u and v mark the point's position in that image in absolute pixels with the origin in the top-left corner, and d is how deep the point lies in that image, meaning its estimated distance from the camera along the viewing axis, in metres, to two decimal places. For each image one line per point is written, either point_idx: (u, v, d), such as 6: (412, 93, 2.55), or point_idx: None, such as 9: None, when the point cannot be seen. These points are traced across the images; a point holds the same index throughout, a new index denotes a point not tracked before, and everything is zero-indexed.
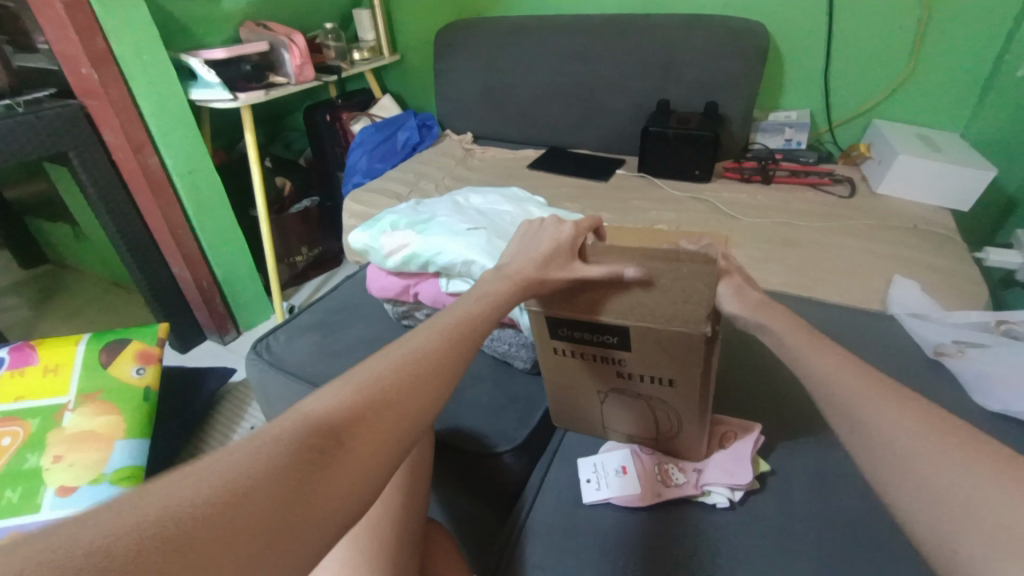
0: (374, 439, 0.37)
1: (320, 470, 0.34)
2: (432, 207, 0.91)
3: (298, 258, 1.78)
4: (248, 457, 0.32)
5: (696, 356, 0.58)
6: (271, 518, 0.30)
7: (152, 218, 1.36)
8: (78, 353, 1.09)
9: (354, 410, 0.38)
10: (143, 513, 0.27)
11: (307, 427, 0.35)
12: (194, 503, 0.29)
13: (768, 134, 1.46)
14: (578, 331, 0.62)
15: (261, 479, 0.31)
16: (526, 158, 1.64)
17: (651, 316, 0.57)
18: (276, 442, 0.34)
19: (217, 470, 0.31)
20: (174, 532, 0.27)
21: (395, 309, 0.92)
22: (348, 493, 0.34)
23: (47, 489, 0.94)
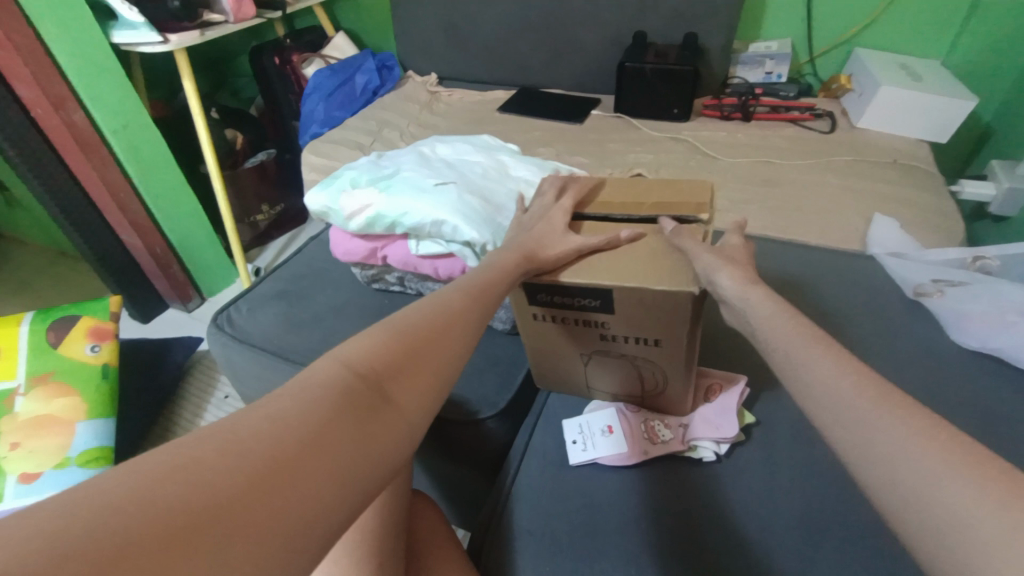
0: (414, 387, 0.40)
1: (370, 415, 0.36)
2: (395, 161, 0.83)
3: (259, 218, 1.67)
4: (302, 405, 0.34)
5: (681, 314, 0.55)
6: (335, 456, 0.33)
7: (88, 181, 1.23)
8: (23, 336, 1.01)
9: (390, 359, 0.40)
10: (217, 463, 0.29)
11: (351, 376, 0.37)
12: (262, 450, 0.31)
13: (748, 67, 1.39)
14: (556, 295, 0.59)
15: (318, 424, 0.33)
16: (495, 100, 1.53)
17: (635, 276, 0.55)
18: (323, 390, 0.36)
19: (276, 420, 0.33)
20: (251, 474, 0.30)
21: (364, 273, 0.87)
22: (397, 436, 0.37)
23: (8, 478, 0.90)
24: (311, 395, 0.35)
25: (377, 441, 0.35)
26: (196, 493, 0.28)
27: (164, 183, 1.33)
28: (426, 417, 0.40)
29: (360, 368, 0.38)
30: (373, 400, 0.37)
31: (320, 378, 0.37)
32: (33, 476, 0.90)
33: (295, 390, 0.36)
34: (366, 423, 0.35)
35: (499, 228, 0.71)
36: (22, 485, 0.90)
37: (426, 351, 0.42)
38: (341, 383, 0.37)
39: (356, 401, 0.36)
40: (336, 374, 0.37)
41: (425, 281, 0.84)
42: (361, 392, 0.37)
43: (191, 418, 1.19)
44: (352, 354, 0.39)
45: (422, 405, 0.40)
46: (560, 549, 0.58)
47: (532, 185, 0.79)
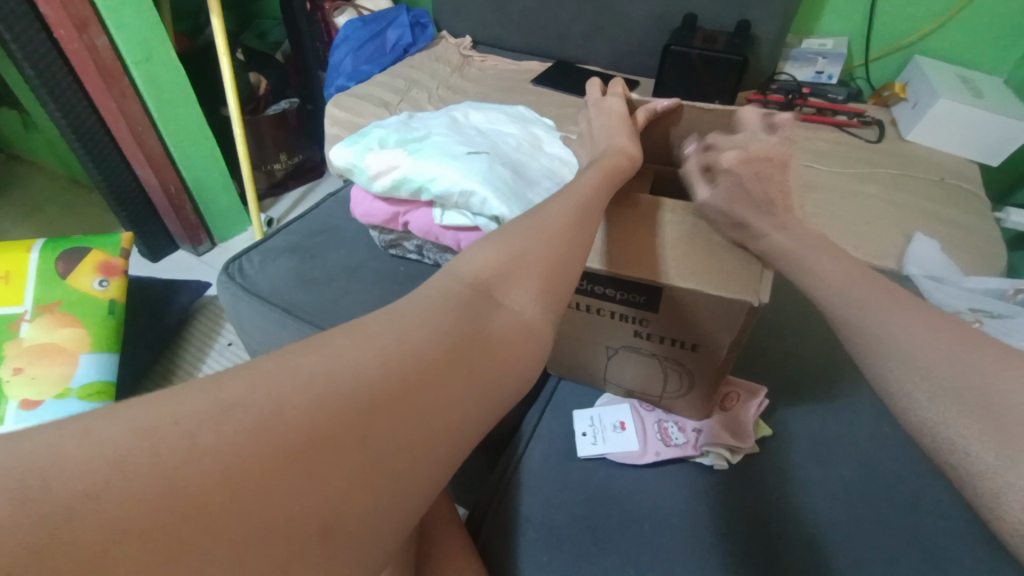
0: (529, 289, 0.39)
1: (485, 318, 0.36)
2: (426, 123, 0.80)
3: (276, 167, 1.64)
4: (421, 310, 0.35)
5: (732, 323, 0.54)
6: (458, 356, 0.33)
7: (107, 111, 1.20)
8: (32, 263, 0.99)
9: (498, 267, 0.39)
10: (351, 356, 0.30)
11: (461, 284, 0.37)
12: (391, 346, 0.31)
13: (798, 64, 1.31)
14: (601, 286, 0.58)
15: (440, 323, 0.34)
16: (529, 71, 1.47)
17: (686, 276, 0.54)
18: (438, 298, 0.36)
19: (399, 322, 0.33)
20: (383, 371, 0.30)
21: (382, 237, 0.85)
22: (519, 337, 0.36)
23: (9, 402, 0.90)
24: (429, 300, 0.36)
25: (498, 343, 0.35)
26: (327, 386, 0.28)
27: (185, 121, 1.30)
28: (547, 321, 0.38)
29: (471, 277, 0.38)
30: (488, 304, 0.37)
31: (435, 288, 0.37)
32: (35, 403, 0.90)
33: (413, 297, 0.36)
34: (486, 326, 0.35)
35: (530, 205, 0.68)
36: (23, 411, 0.90)
37: (536, 254, 0.40)
38: (453, 291, 0.37)
39: (473, 307, 0.36)
40: (450, 283, 0.37)
41: (444, 253, 0.82)
42: (476, 298, 0.37)
43: (194, 361, 1.19)
44: (460, 266, 0.39)
45: (540, 306, 0.38)
46: (559, 539, 0.59)
47: (567, 163, 0.76)
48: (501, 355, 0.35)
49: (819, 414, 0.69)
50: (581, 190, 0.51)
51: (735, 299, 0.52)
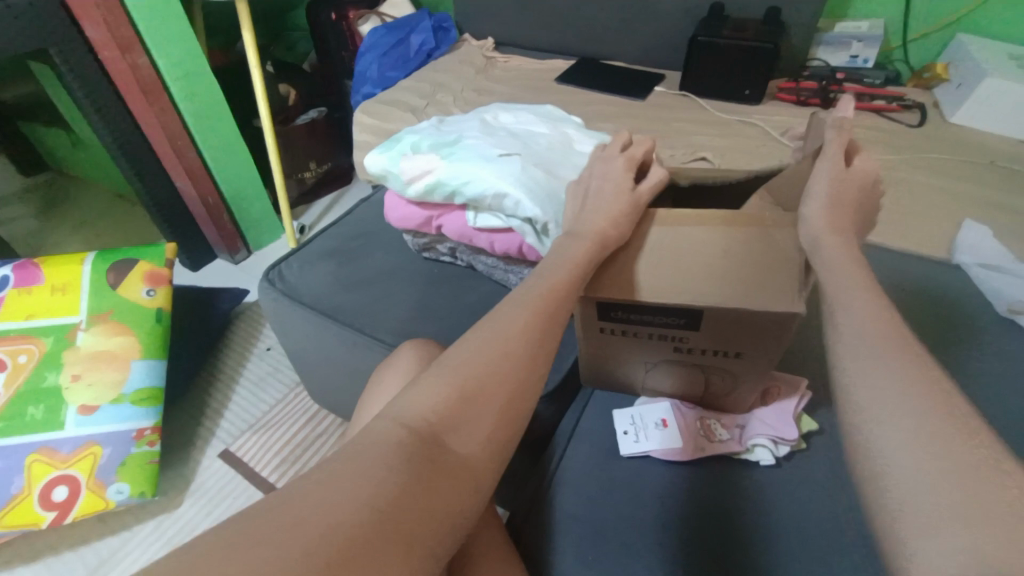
0: (474, 431, 0.42)
1: (434, 470, 0.38)
2: (457, 127, 0.81)
3: (307, 175, 1.68)
4: (367, 466, 0.37)
5: (778, 331, 0.57)
6: (408, 520, 0.35)
7: (149, 127, 1.25)
8: (85, 274, 1.03)
9: (444, 411, 0.41)
10: (309, 529, 0.32)
11: (406, 432, 0.40)
12: (347, 516, 0.33)
13: (832, 48, 1.27)
14: (640, 313, 0.61)
15: (391, 484, 0.36)
16: (554, 69, 1.47)
17: (731, 294, 0.56)
18: (386, 448, 0.38)
19: (348, 483, 0.35)
20: (337, 546, 0.32)
21: (416, 240, 0.86)
22: (463, 493, 0.39)
23: (69, 407, 0.94)
24: (374, 452, 0.38)
25: (446, 500, 0.38)
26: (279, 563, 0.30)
27: (220, 133, 1.35)
28: (491, 464, 0.42)
29: (414, 425, 0.40)
30: (434, 452, 0.39)
31: (378, 436, 0.40)
32: (93, 408, 0.95)
33: (360, 451, 0.38)
34: (434, 479, 0.38)
35: (564, 206, 0.69)
36: (82, 415, 0.94)
37: (484, 391, 0.43)
38: (399, 439, 0.39)
39: (418, 458, 0.38)
40: (396, 434, 0.40)
41: (478, 254, 0.82)
42: (422, 447, 0.39)
43: (235, 367, 1.23)
44: (402, 410, 0.42)
45: (484, 450, 0.42)
46: (605, 540, 0.58)
47: None
48: (446, 506, 0.38)
49: None
50: None
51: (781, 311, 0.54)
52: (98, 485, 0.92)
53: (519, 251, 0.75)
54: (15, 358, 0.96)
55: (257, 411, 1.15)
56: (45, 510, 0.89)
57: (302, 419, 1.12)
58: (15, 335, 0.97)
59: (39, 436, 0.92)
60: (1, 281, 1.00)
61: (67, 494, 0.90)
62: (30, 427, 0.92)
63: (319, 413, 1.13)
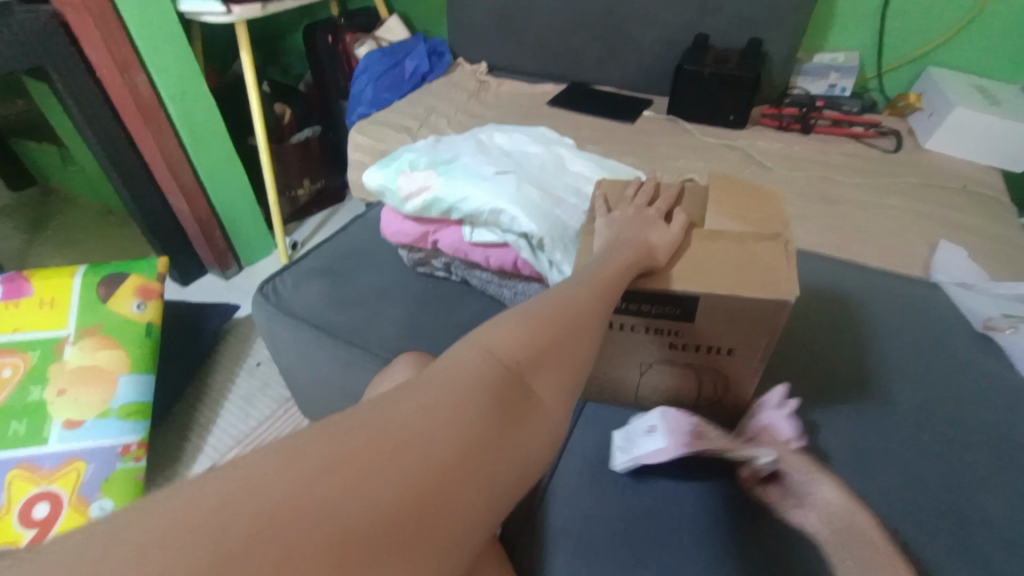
0: (555, 380, 0.40)
1: (517, 415, 0.37)
2: (453, 146, 0.83)
3: (300, 193, 1.69)
4: (453, 400, 0.35)
5: (767, 325, 0.59)
6: (491, 466, 0.34)
7: (144, 144, 1.26)
8: (74, 288, 1.02)
9: (531, 351, 0.39)
10: (397, 467, 0.31)
11: (494, 366, 0.37)
12: (435, 456, 0.32)
13: (811, 78, 1.33)
14: (637, 304, 0.62)
15: (477, 425, 0.34)
16: (545, 93, 1.51)
17: (719, 284, 0.58)
18: (472, 382, 0.36)
19: (434, 417, 0.33)
20: (425, 487, 0.31)
21: (411, 256, 0.87)
22: (541, 443, 0.38)
23: (52, 422, 0.93)
24: (461, 382, 0.36)
25: (525, 445, 0.36)
26: (366, 495, 0.29)
27: (214, 150, 1.36)
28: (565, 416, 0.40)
29: (502, 358, 0.38)
30: (518, 394, 0.37)
31: (466, 365, 0.37)
32: (76, 422, 0.93)
33: (445, 379, 0.36)
34: (516, 421, 0.36)
35: (557, 223, 0.71)
36: (66, 430, 0.92)
37: (565, 341, 0.41)
38: (486, 372, 0.37)
39: (504, 395, 0.37)
40: (485, 366, 0.37)
41: (472, 270, 0.84)
42: (508, 386, 0.37)
43: (223, 383, 1.22)
44: (491, 340, 0.39)
45: (562, 397, 0.40)
46: (596, 552, 0.58)
47: (590, 181, 0.79)
48: (526, 443, 0.36)
49: (854, 427, 0.68)
50: (600, 272, 0.52)
51: (771, 301, 0.57)
52: (80, 504, 0.89)
53: (512, 265, 0.76)
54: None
55: (245, 427, 1.13)
56: (22, 528, 0.86)
57: (291, 435, 1.11)
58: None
59: (19, 453, 0.90)
60: None
61: (48, 511, 0.88)
62: (11, 445, 0.90)
63: None
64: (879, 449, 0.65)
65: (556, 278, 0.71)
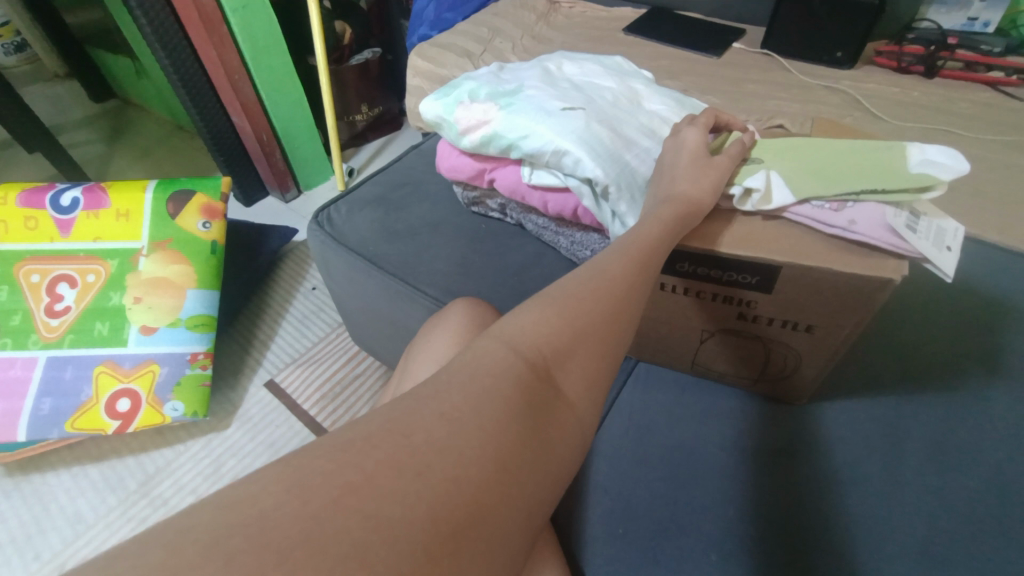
0: (583, 374, 0.39)
1: (545, 413, 0.36)
2: (517, 75, 0.76)
3: (358, 118, 1.67)
4: (482, 400, 0.34)
5: (860, 306, 0.52)
6: (526, 469, 0.33)
7: (209, 59, 1.25)
8: (147, 202, 1.06)
9: (557, 345, 0.38)
10: (433, 476, 0.30)
11: (520, 362, 0.37)
12: (472, 458, 0.31)
13: (946, 8, 1.08)
14: (706, 268, 0.56)
15: (510, 425, 0.34)
16: (621, 18, 1.36)
17: (810, 255, 0.52)
18: (499, 379, 0.35)
19: (466, 419, 0.33)
20: (466, 497, 0.30)
21: (465, 194, 0.84)
22: (569, 441, 0.37)
23: (131, 327, 1.00)
24: (487, 381, 0.35)
25: (555, 444, 0.36)
26: (407, 506, 0.28)
27: (274, 69, 1.34)
28: (594, 407, 0.39)
29: (528, 352, 0.37)
30: (545, 391, 0.37)
31: (490, 363, 0.36)
32: (152, 329, 1.01)
33: (471, 376, 0.35)
34: (544, 421, 0.36)
35: (625, 169, 0.64)
36: (143, 335, 1.00)
37: (595, 330, 0.40)
38: (513, 369, 0.36)
39: (532, 394, 0.36)
40: (511, 363, 0.36)
41: (529, 213, 0.79)
42: (535, 382, 0.36)
43: (283, 303, 1.27)
44: (514, 334, 0.38)
45: (590, 393, 0.39)
46: (637, 517, 0.57)
47: (668, 122, 0.70)
48: (555, 446, 0.36)
49: (938, 420, 0.61)
50: (658, 237, 0.48)
51: (870, 278, 0.50)
52: (157, 402, 0.98)
53: (571, 213, 0.72)
54: (84, 277, 1.02)
55: (301, 347, 1.19)
56: (109, 418, 0.96)
57: (342, 359, 1.15)
58: (84, 256, 1.02)
59: (103, 351, 0.98)
60: (70, 203, 1.04)
61: (129, 407, 0.97)
62: (97, 342, 0.99)
63: (358, 354, 1.16)
64: (968, 452, 0.58)
65: (617, 230, 0.66)
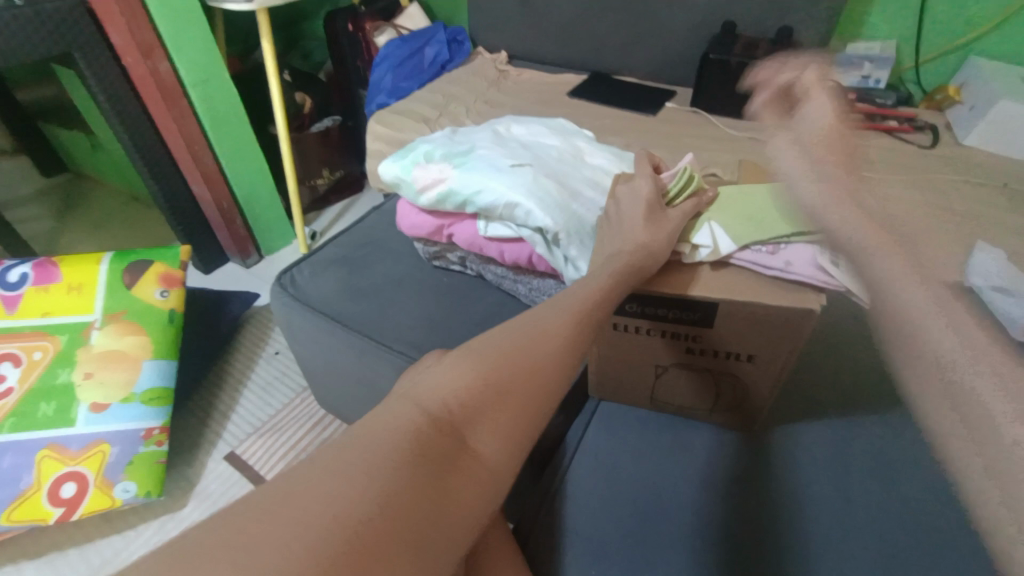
0: (494, 426, 0.41)
1: (448, 464, 0.39)
2: (470, 137, 0.82)
3: (319, 182, 1.71)
4: (380, 449, 0.37)
5: (793, 335, 0.57)
6: (420, 517, 0.35)
7: (168, 132, 1.28)
8: (101, 274, 1.05)
9: (464, 399, 0.42)
10: (316, 519, 0.33)
11: (423, 417, 0.40)
12: (358, 504, 0.34)
13: (844, 69, 1.27)
14: (653, 307, 0.61)
15: (404, 473, 0.36)
16: (565, 83, 1.49)
17: (745, 291, 0.57)
18: (399, 432, 0.39)
19: (359, 467, 0.36)
20: (346, 539, 0.32)
21: (427, 249, 0.87)
22: (476, 493, 0.39)
23: (80, 405, 0.95)
24: (387, 434, 0.38)
25: (455, 495, 0.38)
26: (283, 545, 0.32)
27: (235, 139, 1.38)
28: (509, 459, 0.41)
29: (432, 407, 0.41)
30: (449, 443, 0.40)
31: (394, 419, 0.40)
32: (103, 406, 0.96)
33: (374, 429, 0.39)
34: (446, 472, 0.38)
35: (574, 218, 0.69)
36: (92, 413, 0.95)
37: (504, 384, 0.43)
38: (415, 423, 0.40)
39: (431, 446, 0.39)
40: (414, 417, 0.40)
41: (487, 264, 0.83)
42: (437, 434, 0.39)
43: (243, 370, 1.24)
44: (423, 393, 0.43)
45: (503, 446, 0.41)
46: (608, 556, 0.58)
47: (610, 174, 0.77)
48: (456, 497, 0.38)
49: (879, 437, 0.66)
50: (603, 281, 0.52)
51: (797, 308, 0.55)
52: (106, 484, 0.92)
53: (529, 261, 0.76)
54: (30, 354, 0.97)
55: (263, 414, 1.15)
56: (52, 506, 0.90)
57: (308, 424, 1.12)
58: (30, 332, 0.98)
59: (46, 433, 0.92)
60: (19, 278, 1.01)
61: (75, 492, 0.91)
62: (41, 424, 0.93)
63: (324, 418, 1.13)
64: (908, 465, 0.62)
65: (572, 274, 0.70)
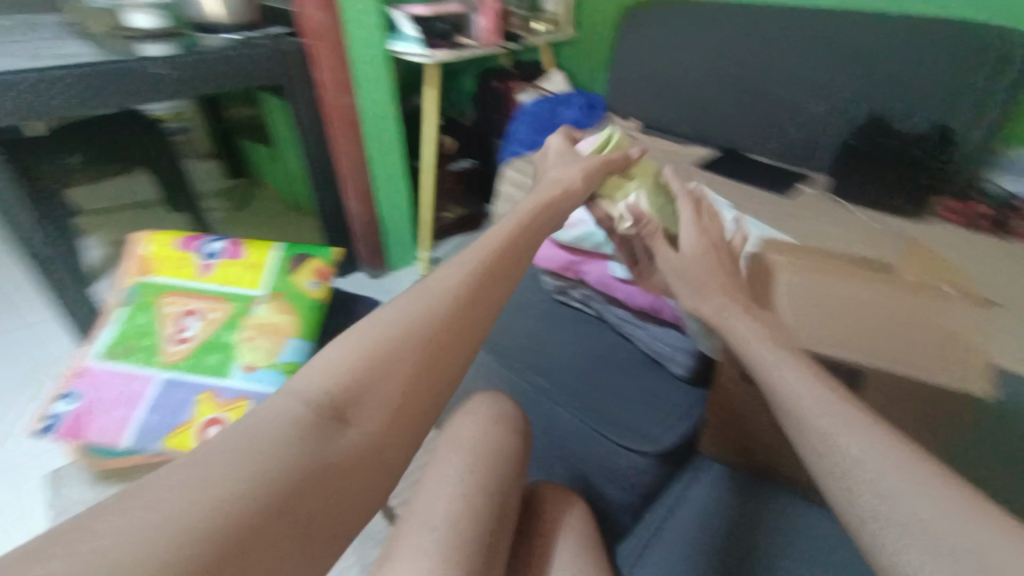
0: (362, 414, 0.49)
1: (312, 440, 0.45)
2: (613, 187, 0.90)
3: (446, 215, 1.92)
4: (265, 432, 0.44)
5: None
6: (296, 488, 0.42)
7: (339, 153, 1.52)
8: (272, 258, 1.25)
9: (337, 391, 0.49)
10: (231, 496, 0.38)
11: (308, 409, 0.47)
12: (265, 483, 0.40)
13: (1015, 176, 1.19)
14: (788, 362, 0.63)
15: (283, 453, 0.43)
16: (693, 154, 1.55)
17: None
18: (286, 421, 0.45)
19: (258, 447, 0.42)
20: (255, 518, 0.38)
21: (554, 284, 1.05)
22: (343, 471, 0.46)
23: (236, 362, 1.11)
24: (276, 424, 0.44)
25: (335, 479, 0.44)
26: (195, 512, 0.36)
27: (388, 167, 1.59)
28: (374, 440, 0.49)
29: (315, 399, 0.48)
30: (322, 426, 0.47)
31: (282, 410, 0.46)
32: (254, 367, 1.10)
33: (263, 418, 0.45)
34: (314, 446, 0.45)
35: None
36: (244, 372, 1.09)
37: (358, 371, 0.51)
38: (299, 414, 0.46)
39: (311, 432, 0.45)
40: (292, 406, 0.47)
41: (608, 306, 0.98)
42: (312, 421, 0.46)
43: None
44: (299, 384, 0.49)
45: (369, 430, 0.49)
46: None
47: None
48: (334, 474, 0.45)
49: None
50: None
51: None
52: None
53: (655, 310, 0.87)
54: (210, 313, 1.17)
55: None
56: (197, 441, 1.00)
57: None
58: (213, 296, 1.19)
59: (208, 380, 1.07)
60: (215, 252, 1.24)
61: None
62: (206, 371, 1.09)
63: None
64: None
65: None
